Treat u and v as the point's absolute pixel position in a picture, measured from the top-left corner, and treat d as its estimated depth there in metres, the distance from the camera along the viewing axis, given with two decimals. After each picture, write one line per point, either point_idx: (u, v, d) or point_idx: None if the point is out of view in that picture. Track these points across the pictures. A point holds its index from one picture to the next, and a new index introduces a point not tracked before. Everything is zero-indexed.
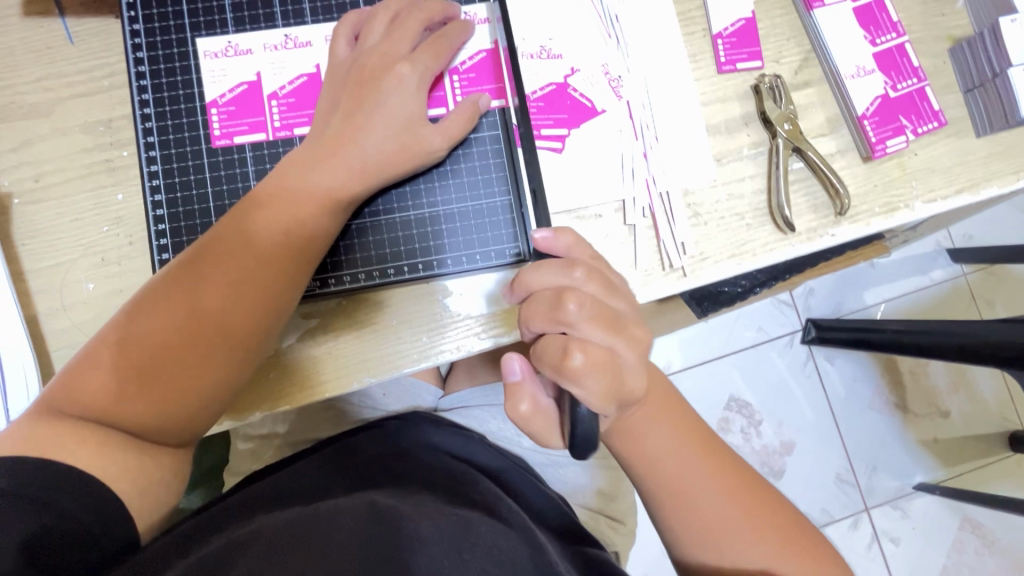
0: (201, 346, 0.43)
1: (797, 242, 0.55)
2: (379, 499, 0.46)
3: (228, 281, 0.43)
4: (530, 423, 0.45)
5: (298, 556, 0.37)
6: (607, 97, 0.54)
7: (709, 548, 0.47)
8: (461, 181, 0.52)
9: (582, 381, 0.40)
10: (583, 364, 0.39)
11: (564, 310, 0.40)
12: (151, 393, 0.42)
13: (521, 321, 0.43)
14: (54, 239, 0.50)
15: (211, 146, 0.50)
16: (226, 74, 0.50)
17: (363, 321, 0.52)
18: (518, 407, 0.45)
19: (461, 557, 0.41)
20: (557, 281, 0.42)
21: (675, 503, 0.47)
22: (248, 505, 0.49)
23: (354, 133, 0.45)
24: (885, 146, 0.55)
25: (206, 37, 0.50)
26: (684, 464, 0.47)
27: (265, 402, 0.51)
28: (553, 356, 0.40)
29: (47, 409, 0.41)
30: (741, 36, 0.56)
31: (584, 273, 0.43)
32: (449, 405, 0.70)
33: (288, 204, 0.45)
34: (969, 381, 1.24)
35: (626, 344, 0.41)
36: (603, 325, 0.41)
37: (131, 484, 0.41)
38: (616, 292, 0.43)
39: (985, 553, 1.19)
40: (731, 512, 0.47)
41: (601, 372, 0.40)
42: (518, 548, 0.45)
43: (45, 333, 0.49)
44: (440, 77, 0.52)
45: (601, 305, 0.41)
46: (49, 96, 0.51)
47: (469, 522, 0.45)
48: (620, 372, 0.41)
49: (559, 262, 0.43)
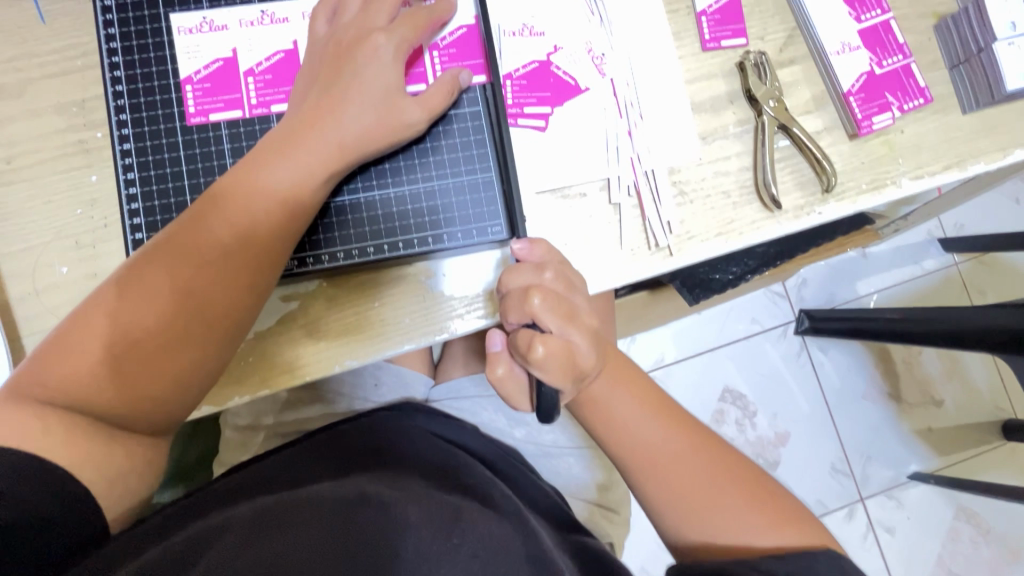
0: (188, 333, 0.42)
1: (784, 220, 0.54)
2: (367, 485, 0.45)
3: (214, 265, 0.42)
4: (505, 386, 0.46)
5: (273, 542, 0.36)
6: (590, 74, 0.54)
7: (688, 522, 0.46)
8: (442, 158, 0.51)
9: (545, 367, 0.41)
10: (545, 352, 0.41)
11: (529, 304, 0.42)
12: (138, 381, 0.41)
13: (501, 312, 0.45)
14: (26, 222, 0.49)
15: (185, 123, 0.49)
16: (201, 50, 0.49)
17: (343, 301, 0.51)
18: (494, 370, 0.45)
19: (451, 543, 0.40)
20: (525, 279, 0.44)
21: (647, 477, 0.47)
22: (229, 494, 0.48)
23: (333, 108, 0.44)
24: (871, 122, 0.54)
25: (180, 13, 0.49)
26: (649, 428, 0.48)
27: (243, 387, 0.50)
28: (521, 346, 0.42)
29: (22, 397, 0.39)
30: (725, 13, 0.56)
31: (553, 274, 0.44)
32: (439, 396, 0.68)
33: (271, 185, 0.44)
34: (961, 369, 1.25)
35: (581, 334, 0.43)
36: (561, 316, 0.43)
37: (101, 476, 0.39)
38: (577, 291, 0.45)
39: (980, 542, 1.19)
40: (704, 482, 0.46)
41: (560, 360, 0.42)
42: (510, 535, 0.45)
43: (17, 317, 0.48)
44: (420, 53, 0.52)
45: (561, 299, 0.43)
46: (20, 76, 0.50)
47: (460, 509, 0.44)
48: (579, 360, 0.43)
49: (530, 263, 0.45)
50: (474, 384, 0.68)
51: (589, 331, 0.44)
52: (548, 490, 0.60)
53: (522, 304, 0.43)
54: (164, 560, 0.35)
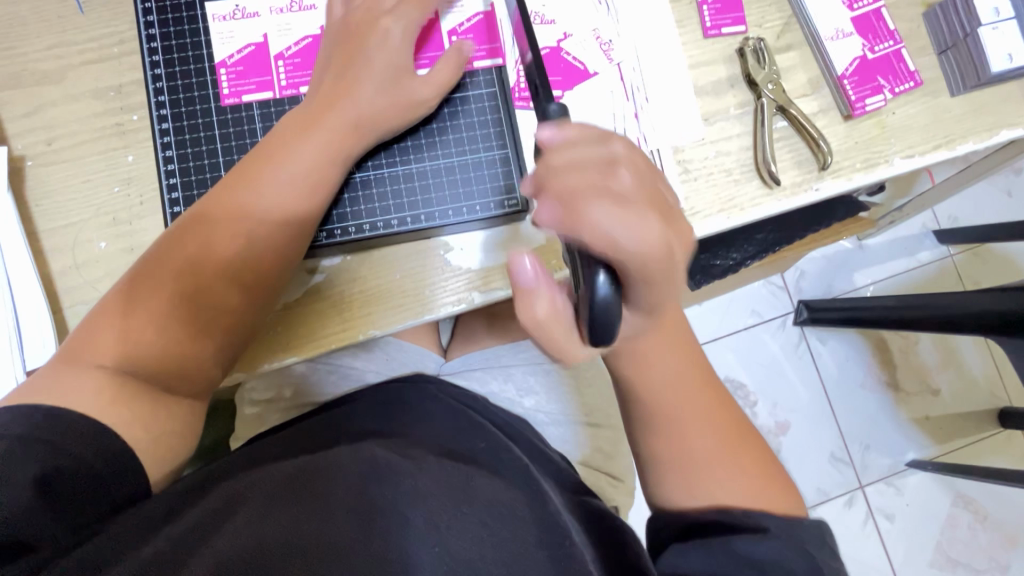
0: (207, 326, 0.45)
1: (782, 197, 0.57)
2: (377, 454, 0.43)
3: (228, 259, 0.45)
4: (549, 325, 0.38)
5: (291, 509, 0.36)
6: (599, 60, 0.57)
7: (680, 479, 0.48)
8: (460, 135, 0.54)
9: (645, 257, 0.34)
10: (648, 234, 0.33)
11: (616, 181, 0.35)
12: (159, 375, 0.43)
13: (548, 203, 0.34)
14: (67, 200, 0.52)
15: (219, 104, 0.52)
16: (235, 36, 0.52)
17: (367, 276, 0.54)
18: (530, 308, 0.38)
19: (460, 511, 0.39)
20: (599, 154, 0.35)
21: (680, 440, 0.48)
22: (258, 455, 0.50)
23: (351, 86, 0.48)
24: (864, 103, 0.58)
25: (215, 1, 0.53)
26: (687, 392, 0.49)
27: (272, 354, 0.52)
28: (615, 232, 0.33)
29: (70, 362, 0.42)
30: (726, 2, 0.59)
31: (625, 147, 0.36)
32: (452, 370, 0.70)
33: (278, 184, 0.46)
34: (957, 357, 1.27)
35: (674, 228, 0.37)
36: (656, 204, 0.36)
37: (145, 433, 0.42)
38: (656, 174, 0.38)
39: (978, 528, 1.21)
40: (702, 437, 0.48)
41: (662, 250, 0.34)
42: (519, 500, 0.43)
43: (59, 290, 0.51)
44: (440, 37, 0.55)
45: (649, 181, 0.37)
46: (61, 63, 0.53)
47: (468, 477, 0.43)
48: (676, 254, 0.36)
49: (594, 135, 0.36)
50: (496, 357, 0.70)
51: (681, 232, 0.38)
52: (556, 460, 0.60)
53: (606, 184, 0.34)
54: (186, 535, 0.35)
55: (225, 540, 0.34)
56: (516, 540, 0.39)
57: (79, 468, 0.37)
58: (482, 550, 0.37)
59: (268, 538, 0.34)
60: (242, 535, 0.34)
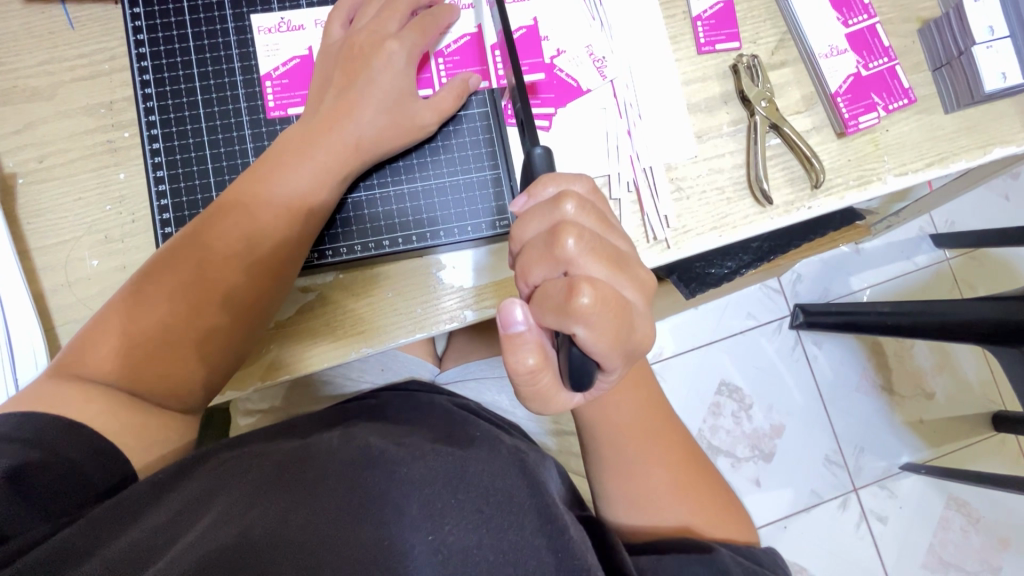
0: (199, 342, 0.45)
1: (775, 215, 0.57)
2: (371, 442, 0.42)
3: (219, 277, 0.45)
4: (539, 380, 0.34)
5: (278, 502, 0.35)
6: (593, 77, 0.57)
7: (625, 507, 0.50)
8: (453, 156, 0.54)
9: (590, 322, 0.31)
10: (593, 304, 0.31)
11: (561, 248, 0.33)
12: (149, 391, 0.43)
13: (517, 277, 0.35)
14: (58, 218, 0.52)
15: (265, 116, 0.53)
16: (280, 49, 0.53)
17: (362, 294, 0.54)
18: (521, 362, 0.33)
19: (456, 499, 0.37)
20: (547, 220, 0.34)
21: (653, 474, 0.49)
22: (248, 436, 0.48)
23: (350, 108, 0.47)
24: (858, 121, 0.57)
25: (260, 13, 0.54)
26: (654, 430, 0.50)
27: (264, 374, 0.53)
28: (554, 299, 0.32)
29: (60, 375, 0.42)
30: (720, 18, 0.59)
31: (578, 207, 0.34)
32: (448, 379, 0.71)
33: (277, 203, 0.46)
34: (952, 362, 1.28)
35: (631, 284, 0.34)
36: (607, 261, 0.33)
37: (136, 440, 0.42)
38: (614, 230, 0.36)
39: (970, 531, 1.22)
40: (651, 468, 0.49)
41: (610, 315, 0.31)
42: (510, 474, 0.41)
43: (51, 308, 0.51)
44: (481, 52, 0.56)
45: (602, 240, 0.34)
46: (51, 79, 0.53)
47: (465, 464, 0.40)
48: (631, 317, 0.33)
49: (547, 200, 0.35)
50: (487, 367, 0.71)
51: (639, 284, 0.35)
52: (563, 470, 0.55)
53: (551, 250, 0.33)
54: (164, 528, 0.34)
55: (208, 527, 0.33)
56: (512, 527, 0.37)
57: (72, 474, 0.38)
58: (478, 537, 0.36)
59: (254, 528, 0.33)
60: (228, 520, 0.34)
